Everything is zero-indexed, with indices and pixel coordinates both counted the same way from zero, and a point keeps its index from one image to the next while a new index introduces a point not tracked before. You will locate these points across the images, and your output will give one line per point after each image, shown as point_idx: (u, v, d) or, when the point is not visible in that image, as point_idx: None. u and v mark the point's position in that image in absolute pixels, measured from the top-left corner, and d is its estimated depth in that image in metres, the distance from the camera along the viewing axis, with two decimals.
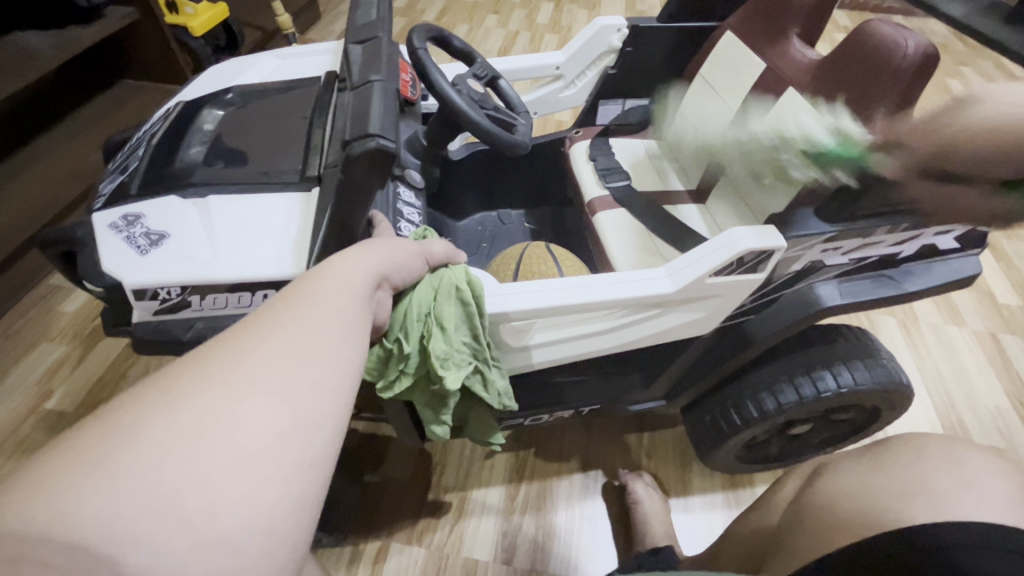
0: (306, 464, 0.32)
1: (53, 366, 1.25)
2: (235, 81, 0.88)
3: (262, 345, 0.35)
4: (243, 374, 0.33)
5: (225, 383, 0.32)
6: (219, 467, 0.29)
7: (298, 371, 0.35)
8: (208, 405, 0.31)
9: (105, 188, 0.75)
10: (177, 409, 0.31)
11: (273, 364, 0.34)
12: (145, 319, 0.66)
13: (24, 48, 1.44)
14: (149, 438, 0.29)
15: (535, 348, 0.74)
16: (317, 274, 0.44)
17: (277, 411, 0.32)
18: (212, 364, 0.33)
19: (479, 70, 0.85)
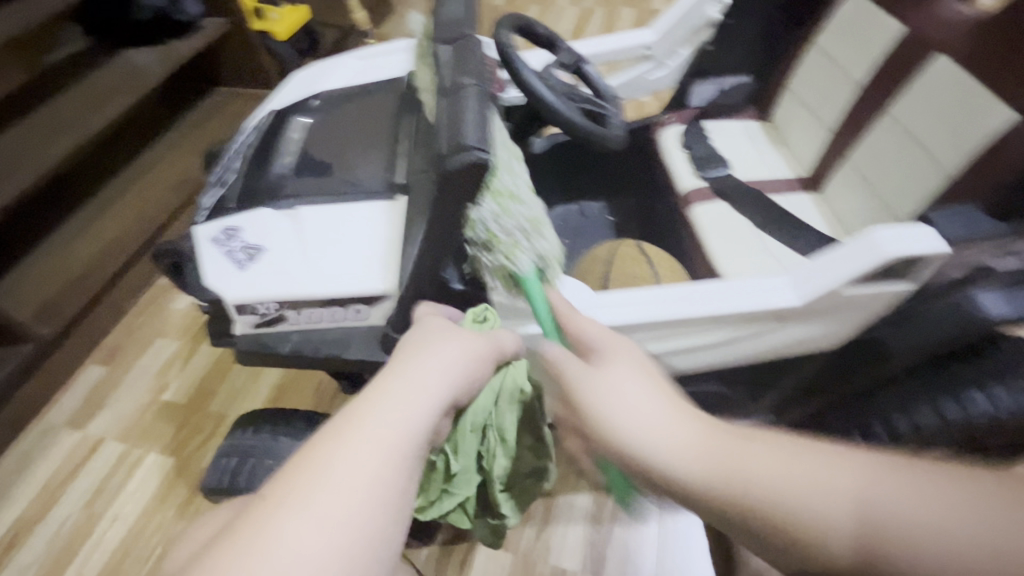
0: None
1: (168, 359, 1.36)
2: (319, 87, 0.87)
3: (323, 472, 0.35)
4: (315, 489, 0.34)
5: (296, 501, 0.34)
6: None
7: (359, 499, 0.35)
8: (265, 547, 0.32)
9: (206, 201, 0.77)
10: (242, 549, 0.32)
11: (333, 492, 0.34)
12: (246, 332, 0.67)
13: (134, 65, 1.56)
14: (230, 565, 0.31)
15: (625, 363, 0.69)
16: (406, 352, 0.47)
17: (335, 543, 0.33)
18: (296, 474, 0.35)
19: (565, 57, 0.78)
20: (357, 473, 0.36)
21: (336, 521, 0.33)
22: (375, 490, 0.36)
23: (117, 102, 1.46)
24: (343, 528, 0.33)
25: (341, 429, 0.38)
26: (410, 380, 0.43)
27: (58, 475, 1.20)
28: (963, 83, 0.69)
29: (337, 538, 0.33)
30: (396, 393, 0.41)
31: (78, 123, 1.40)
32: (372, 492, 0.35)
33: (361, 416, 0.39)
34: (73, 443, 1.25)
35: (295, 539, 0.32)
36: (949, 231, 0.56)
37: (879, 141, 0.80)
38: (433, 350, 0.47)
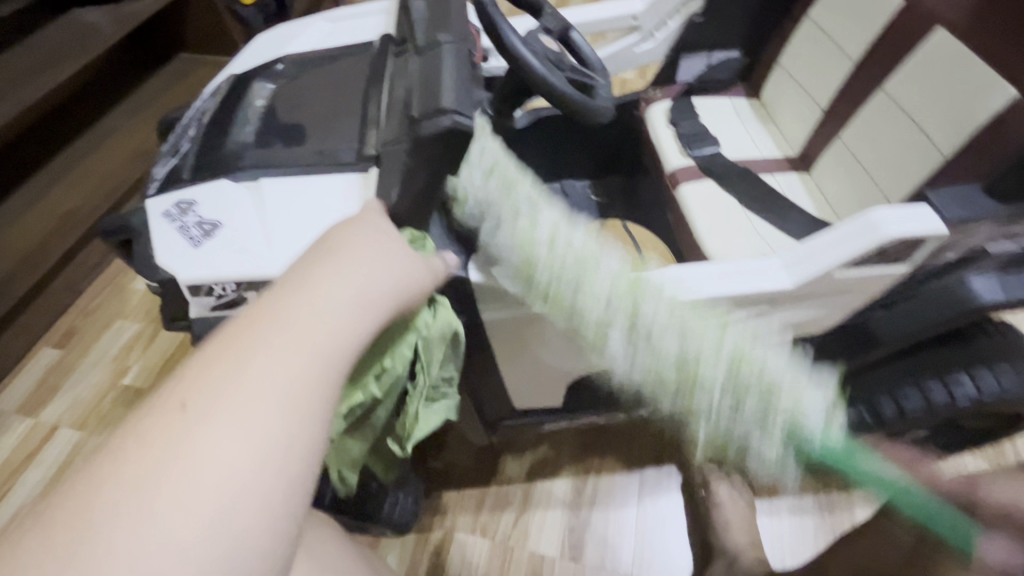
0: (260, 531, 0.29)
1: (128, 343, 1.29)
2: (284, 50, 0.81)
3: (184, 432, 0.29)
4: (206, 417, 0.30)
5: (184, 429, 0.29)
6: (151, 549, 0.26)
7: (229, 464, 0.29)
8: (141, 475, 0.28)
9: (158, 172, 0.71)
10: (112, 473, 0.28)
11: (231, 409, 0.30)
12: (202, 315, 0.62)
13: (84, 24, 1.44)
14: (97, 497, 0.27)
15: None
16: (331, 251, 0.40)
17: (193, 517, 0.27)
18: (185, 393, 0.31)
19: (550, 24, 0.74)
20: (227, 432, 0.30)
21: (197, 493, 0.28)
22: (250, 453, 0.30)
23: (65, 64, 1.35)
24: (204, 501, 0.28)
25: (206, 379, 0.31)
26: (304, 314, 0.35)
27: (8, 464, 1.13)
28: (959, 59, 0.67)
29: (199, 512, 0.28)
30: (302, 315, 0.35)
31: (21, 87, 1.29)
32: (249, 454, 0.30)
33: (254, 337, 0.33)
34: (24, 431, 1.17)
35: (141, 518, 0.27)
36: (946, 212, 0.54)
37: (869, 119, 0.78)
38: (353, 255, 0.40)
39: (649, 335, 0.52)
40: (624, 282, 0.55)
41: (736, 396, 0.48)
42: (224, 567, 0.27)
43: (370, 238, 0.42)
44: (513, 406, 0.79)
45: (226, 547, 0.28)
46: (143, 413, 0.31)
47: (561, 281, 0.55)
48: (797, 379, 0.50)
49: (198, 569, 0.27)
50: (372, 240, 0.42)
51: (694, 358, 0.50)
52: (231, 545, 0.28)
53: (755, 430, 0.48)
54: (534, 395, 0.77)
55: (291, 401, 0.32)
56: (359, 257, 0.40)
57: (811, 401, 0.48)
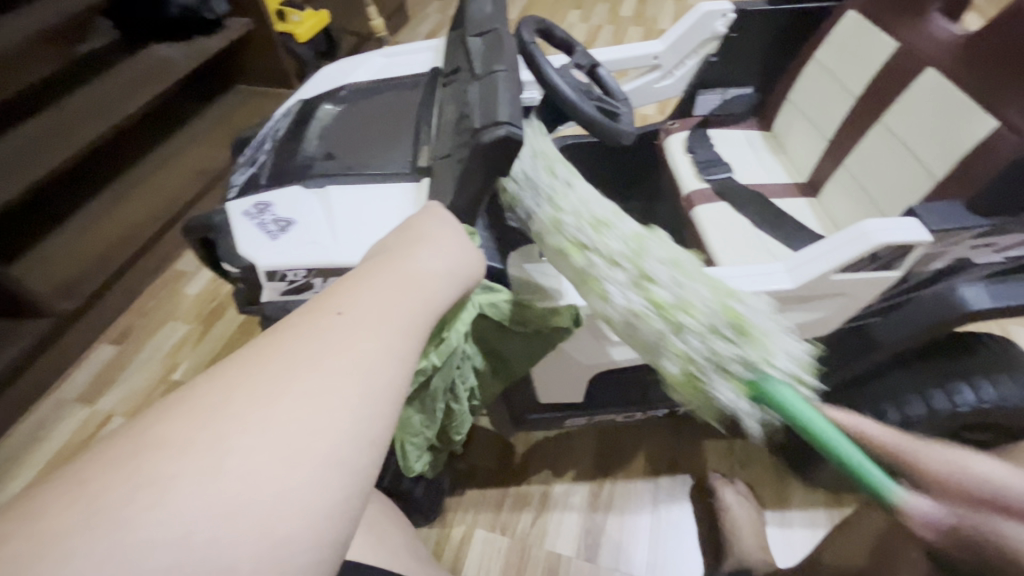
0: (365, 435, 0.32)
1: (179, 342, 1.39)
2: (347, 80, 0.93)
3: (289, 364, 0.32)
4: (331, 333, 0.34)
5: (312, 339, 0.34)
6: (284, 428, 0.30)
7: (329, 400, 0.31)
8: (278, 372, 0.32)
9: (239, 179, 0.82)
10: (252, 370, 0.32)
11: (350, 327, 0.35)
12: (273, 298, 0.71)
13: (160, 57, 1.62)
14: (242, 384, 0.31)
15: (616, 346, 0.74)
16: (420, 235, 0.47)
17: (291, 440, 0.30)
18: (315, 316, 0.35)
19: (580, 59, 0.84)
20: (326, 372, 0.32)
21: (297, 422, 0.30)
22: (345, 393, 0.32)
23: (142, 91, 1.51)
24: (307, 421, 0.30)
25: (310, 326, 0.35)
26: (395, 282, 0.39)
27: (65, 449, 1.22)
28: (945, 96, 0.76)
29: (299, 438, 0.30)
30: (403, 272, 0.41)
31: (106, 112, 1.45)
32: (345, 394, 0.32)
33: (368, 285, 0.38)
34: (82, 418, 1.27)
35: (246, 432, 0.29)
36: (931, 223, 0.61)
37: (870, 148, 0.85)
38: (436, 239, 0.47)
39: (652, 289, 0.57)
40: (634, 250, 0.60)
41: (699, 332, 0.54)
42: (316, 492, 0.29)
43: (446, 228, 0.50)
44: (536, 401, 0.86)
45: (318, 475, 0.29)
46: (257, 345, 0.34)
47: (579, 229, 0.61)
48: (764, 331, 0.54)
49: (293, 487, 0.29)
50: (452, 234, 0.48)
51: (674, 295, 0.56)
52: (323, 477, 0.30)
53: (713, 365, 0.53)
54: (555, 392, 0.83)
55: (380, 355, 0.34)
56: (438, 243, 0.47)
57: (775, 350, 0.53)
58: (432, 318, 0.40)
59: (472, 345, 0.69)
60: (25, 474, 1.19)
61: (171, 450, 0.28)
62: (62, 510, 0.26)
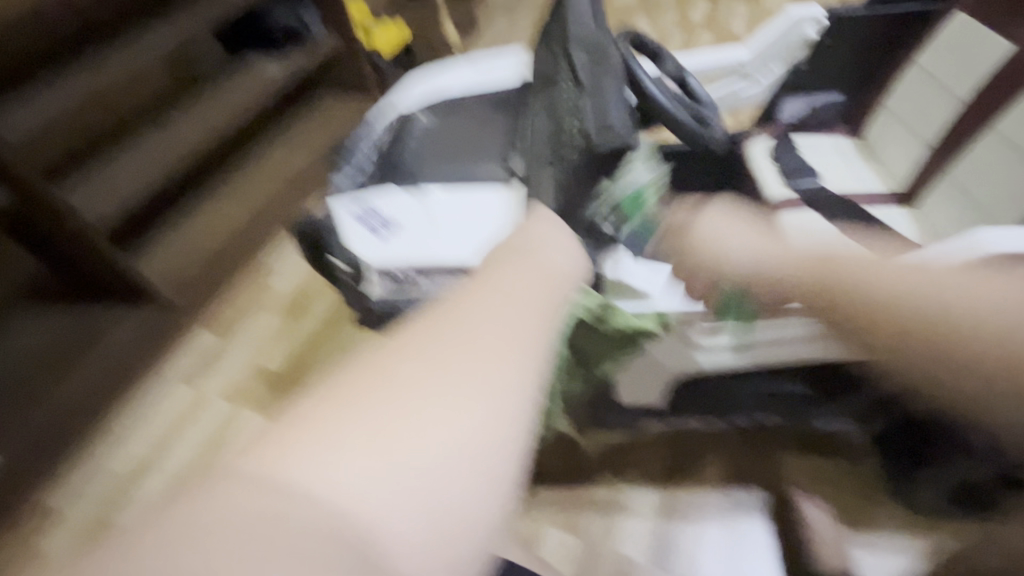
0: (514, 415, 0.32)
1: (269, 332, 1.50)
2: (435, 90, 0.97)
3: (445, 343, 0.34)
4: (479, 314, 0.35)
5: (463, 319, 0.35)
6: (443, 405, 0.31)
7: (484, 381, 0.32)
8: (434, 348, 0.33)
9: (342, 182, 0.88)
10: (409, 347, 0.34)
11: (497, 311, 0.36)
12: (378, 295, 0.77)
13: (258, 70, 1.76)
14: (401, 360, 0.33)
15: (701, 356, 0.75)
16: (536, 234, 0.49)
17: (452, 416, 0.31)
18: (463, 300, 0.37)
19: (670, 69, 0.85)
20: (480, 352, 0.33)
21: (455, 399, 0.31)
22: (497, 373, 0.33)
23: (242, 102, 1.65)
24: (464, 397, 0.32)
25: (461, 309, 0.36)
26: (531, 270, 0.40)
27: (171, 426, 1.35)
28: None
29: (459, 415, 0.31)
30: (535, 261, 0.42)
31: (212, 121, 1.59)
32: (491, 373, 0.33)
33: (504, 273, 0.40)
34: (185, 398, 1.40)
35: (411, 406, 0.31)
36: None
37: (982, 160, 0.84)
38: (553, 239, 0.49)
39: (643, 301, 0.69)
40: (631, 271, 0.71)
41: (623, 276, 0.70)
42: (474, 467, 0.30)
43: (559, 232, 0.52)
44: (617, 404, 0.87)
45: (475, 451, 0.31)
46: (410, 326, 0.36)
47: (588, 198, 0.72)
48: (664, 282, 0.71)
49: (455, 461, 0.30)
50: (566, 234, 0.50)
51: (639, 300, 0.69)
52: (479, 455, 0.31)
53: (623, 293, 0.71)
54: (637, 396, 0.85)
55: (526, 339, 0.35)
56: (559, 241, 0.48)
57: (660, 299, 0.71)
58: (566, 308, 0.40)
59: (563, 348, 0.72)
60: (139, 447, 1.32)
61: (343, 416, 0.30)
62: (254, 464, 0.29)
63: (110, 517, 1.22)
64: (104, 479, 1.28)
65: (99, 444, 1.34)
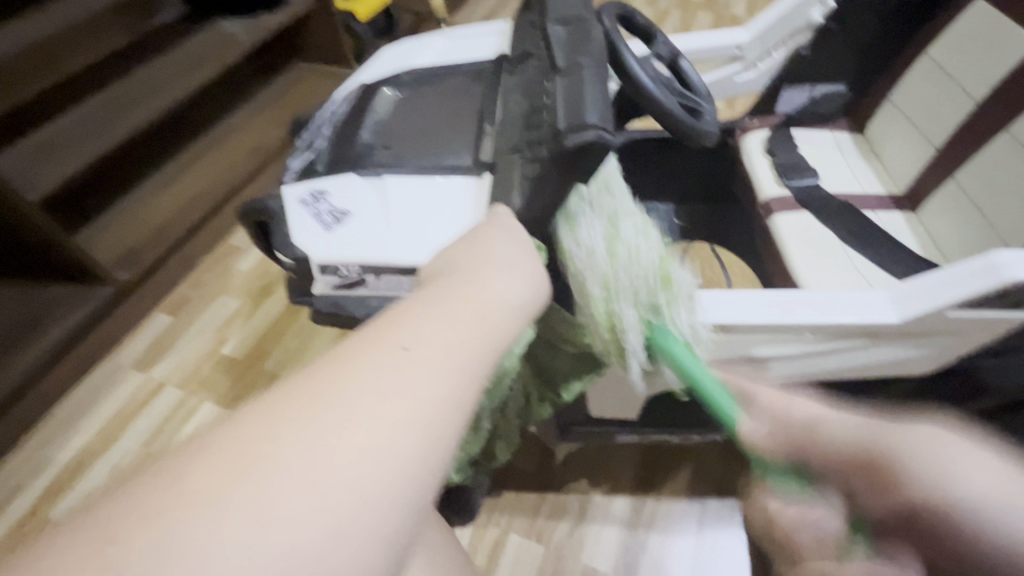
0: (393, 502, 0.27)
1: (230, 316, 1.41)
2: (407, 64, 0.89)
3: (330, 397, 0.28)
4: (370, 371, 0.30)
5: (349, 376, 0.29)
6: (299, 490, 0.25)
7: (361, 452, 0.27)
8: (306, 415, 0.27)
9: (295, 163, 0.80)
10: (276, 411, 0.28)
11: (397, 364, 0.30)
12: (325, 292, 0.69)
13: (224, 32, 1.62)
14: (261, 429, 0.27)
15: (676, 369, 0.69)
16: (481, 243, 0.44)
17: (320, 497, 0.25)
18: (358, 349, 0.31)
19: (660, 50, 0.77)
20: (367, 413, 0.28)
21: (322, 471, 0.26)
22: (382, 443, 0.27)
23: (206, 66, 1.53)
24: (331, 479, 0.26)
25: (362, 353, 0.31)
26: (464, 307, 0.35)
27: (120, 414, 1.27)
28: None
29: (321, 495, 0.25)
30: (460, 296, 0.36)
31: (171, 86, 1.47)
32: (367, 452, 0.27)
33: (415, 314, 0.34)
34: (136, 384, 1.31)
35: (264, 478, 0.25)
36: None
37: (988, 161, 0.77)
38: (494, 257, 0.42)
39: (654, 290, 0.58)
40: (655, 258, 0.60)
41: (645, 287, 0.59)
42: (324, 564, 0.24)
43: (512, 239, 0.46)
44: (588, 416, 0.81)
45: (329, 543, 0.25)
46: (302, 369, 0.31)
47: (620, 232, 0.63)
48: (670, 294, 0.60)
49: (301, 556, 0.24)
50: (511, 251, 0.43)
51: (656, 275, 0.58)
52: (333, 550, 0.25)
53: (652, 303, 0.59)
54: (607, 409, 0.79)
55: (424, 403, 0.29)
56: (502, 262, 0.42)
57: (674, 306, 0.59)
58: (498, 356, 0.35)
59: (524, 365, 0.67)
60: (83, 436, 1.24)
61: (170, 506, 0.24)
62: (47, 568, 0.23)
63: (50, 511, 1.14)
64: (46, 469, 1.20)
65: (42, 430, 1.25)
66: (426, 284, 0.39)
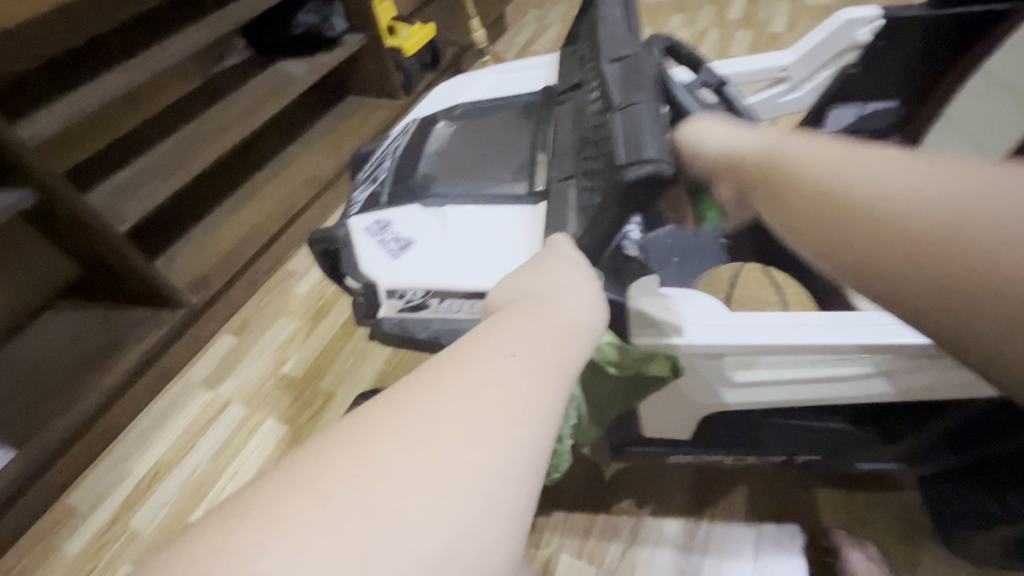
0: (498, 502, 0.30)
1: (289, 337, 1.49)
2: (461, 99, 0.94)
3: (448, 407, 0.32)
4: (474, 384, 0.34)
5: (455, 388, 0.33)
6: (424, 488, 0.29)
7: (483, 459, 0.31)
8: (422, 423, 0.32)
9: (360, 196, 0.85)
10: (396, 417, 0.32)
11: (494, 378, 0.34)
12: (389, 315, 0.73)
13: (286, 73, 1.75)
14: (385, 433, 0.31)
15: (731, 388, 0.69)
16: (551, 267, 0.48)
17: (442, 494, 0.29)
18: (460, 365, 0.35)
19: (707, 77, 0.79)
20: (475, 421, 0.32)
21: (451, 472, 0.30)
22: (500, 445, 0.32)
23: (270, 104, 1.65)
24: (447, 477, 0.30)
25: (469, 369, 0.35)
26: (545, 329, 0.39)
27: (191, 430, 1.35)
28: None
29: (457, 486, 0.30)
30: (540, 318, 0.40)
31: (239, 124, 1.59)
32: (478, 455, 0.31)
33: (504, 334, 0.38)
34: (205, 401, 1.40)
35: (401, 477, 0.29)
36: None
37: None
38: (562, 279, 0.46)
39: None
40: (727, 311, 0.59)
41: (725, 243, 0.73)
42: (456, 554, 0.28)
43: (576, 264, 0.49)
44: (639, 435, 0.82)
45: (448, 532, 0.29)
46: (410, 380, 0.35)
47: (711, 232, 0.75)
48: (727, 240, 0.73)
49: (437, 544, 0.28)
50: (576, 276, 0.47)
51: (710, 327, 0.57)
52: (461, 544, 0.29)
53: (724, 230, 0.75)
54: (659, 428, 0.79)
55: (522, 415, 0.33)
56: (572, 286, 0.45)
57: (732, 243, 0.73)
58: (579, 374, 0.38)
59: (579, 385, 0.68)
60: (158, 450, 1.32)
61: (319, 495, 0.29)
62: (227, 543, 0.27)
63: (130, 520, 1.23)
64: (125, 481, 1.29)
65: (122, 444, 1.35)
66: (504, 306, 0.43)
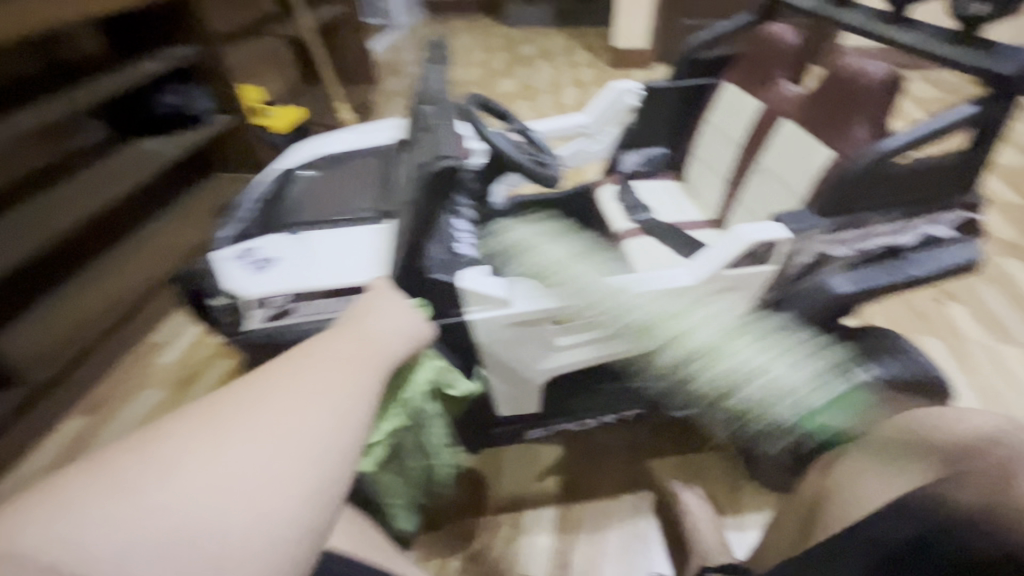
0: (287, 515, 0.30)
1: (151, 407, 1.41)
2: (321, 151, 1.09)
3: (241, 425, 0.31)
4: (272, 399, 0.32)
5: (249, 404, 0.32)
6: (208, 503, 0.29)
7: (277, 466, 0.30)
8: (218, 431, 0.31)
9: (225, 232, 0.94)
10: (190, 427, 0.31)
11: (293, 392, 0.33)
12: (259, 325, 0.82)
13: (148, 150, 1.78)
14: (178, 449, 0.30)
15: (553, 351, 0.87)
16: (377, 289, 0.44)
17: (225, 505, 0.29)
18: (262, 382, 0.33)
19: (516, 126, 1.04)
20: (269, 435, 0.31)
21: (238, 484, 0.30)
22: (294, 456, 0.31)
23: (128, 179, 1.65)
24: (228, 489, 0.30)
25: (273, 382, 0.33)
26: (359, 347, 0.36)
27: None
28: (800, 136, 0.98)
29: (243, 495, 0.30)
30: (351, 341, 0.37)
31: (93, 197, 1.57)
32: (267, 468, 0.30)
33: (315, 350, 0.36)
34: None
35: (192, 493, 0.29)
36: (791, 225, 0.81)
37: (757, 181, 1.06)
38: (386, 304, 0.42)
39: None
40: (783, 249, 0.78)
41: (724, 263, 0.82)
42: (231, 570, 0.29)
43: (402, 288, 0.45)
44: (497, 415, 0.94)
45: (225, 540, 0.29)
46: (191, 404, 0.33)
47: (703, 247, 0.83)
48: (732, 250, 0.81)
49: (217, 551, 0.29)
50: (398, 297, 0.43)
51: (781, 252, 0.72)
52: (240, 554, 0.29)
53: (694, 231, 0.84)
54: (509, 405, 0.93)
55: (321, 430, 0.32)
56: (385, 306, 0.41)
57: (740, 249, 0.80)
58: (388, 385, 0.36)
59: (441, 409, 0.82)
60: None
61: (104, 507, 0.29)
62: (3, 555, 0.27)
63: None
64: None
65: None
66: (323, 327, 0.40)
